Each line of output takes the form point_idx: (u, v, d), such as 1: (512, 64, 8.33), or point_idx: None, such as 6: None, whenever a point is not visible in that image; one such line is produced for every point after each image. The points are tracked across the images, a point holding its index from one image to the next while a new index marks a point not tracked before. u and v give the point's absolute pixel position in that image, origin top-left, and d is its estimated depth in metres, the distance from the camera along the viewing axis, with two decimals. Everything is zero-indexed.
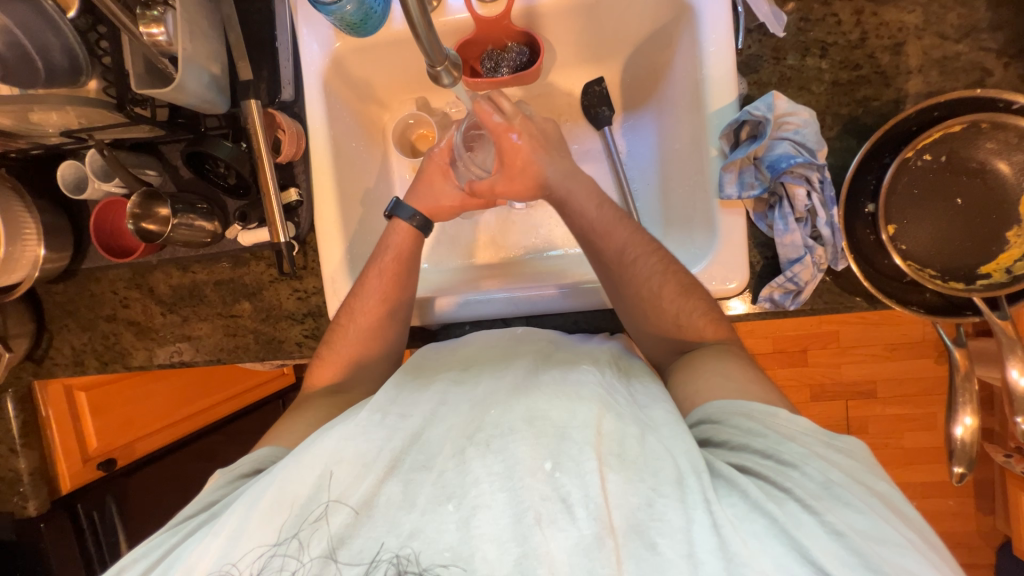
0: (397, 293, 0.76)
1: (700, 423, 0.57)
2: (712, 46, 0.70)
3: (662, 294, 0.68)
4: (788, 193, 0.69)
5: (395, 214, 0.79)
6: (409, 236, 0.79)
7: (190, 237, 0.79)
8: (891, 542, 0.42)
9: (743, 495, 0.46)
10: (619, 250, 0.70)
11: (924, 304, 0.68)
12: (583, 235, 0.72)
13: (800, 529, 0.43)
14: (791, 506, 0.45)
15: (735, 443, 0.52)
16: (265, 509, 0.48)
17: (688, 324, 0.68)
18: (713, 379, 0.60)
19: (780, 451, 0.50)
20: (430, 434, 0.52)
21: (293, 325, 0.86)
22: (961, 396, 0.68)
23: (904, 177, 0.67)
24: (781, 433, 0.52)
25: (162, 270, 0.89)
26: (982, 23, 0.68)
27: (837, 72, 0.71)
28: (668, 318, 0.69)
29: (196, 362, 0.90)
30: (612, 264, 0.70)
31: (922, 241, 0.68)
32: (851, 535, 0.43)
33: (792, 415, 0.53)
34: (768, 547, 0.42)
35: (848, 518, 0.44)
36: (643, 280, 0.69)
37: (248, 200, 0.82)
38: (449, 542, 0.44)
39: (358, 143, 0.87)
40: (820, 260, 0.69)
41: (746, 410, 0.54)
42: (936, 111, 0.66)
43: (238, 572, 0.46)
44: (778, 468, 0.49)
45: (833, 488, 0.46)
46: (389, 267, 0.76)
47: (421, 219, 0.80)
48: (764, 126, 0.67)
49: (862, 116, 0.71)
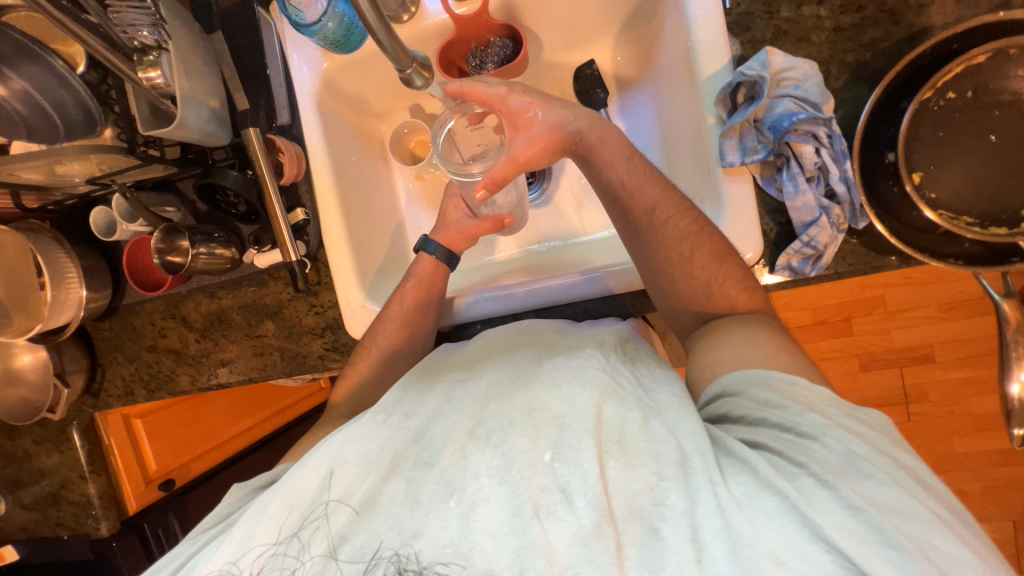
0: (418, 315, 0.79)
1: (716, 398, 0.55)
2: (699, 10, 0.68)
3: (693, 260, 0.66)
4: (795, 152, 0.65)
5: (423, 249, 0.82)
6: (437, 267, 0.82)
7: (211, 264, 0.84)
8: (916, 516, 0.41)
9: (754, 473, 0.44)
10: (650, 212, 0.67)
11: (963, 255, 0.62)
12: (611, 192, 0.69)
13: (814, 505, 0.41)
14: (805, 481, 0.43)
15: (752, 417, 0.50)
16: (275, 513, 0.50)
17: (720, 295, 0.66)
18: (737, 348, 0.58)
19: (800, 424, 0.47)
20: (434, 431, 0.52)
21: (314, 339, 0.89)
22: (1013, 350, 0.62)
23: (925, 120, 0.62)
24: (801, 403, 0.49)
25: (193, 298, 0.94)
26: None
27: (838, 17, 0.66)
28: (696, 288, 0.67)
29: (230, 382, 0.95)
30: (640, 225, 0.68)
31: (952, 187, 0.62)
32: (872, 511, 0.40)
33: (813, 384, 0.51)
34: (777, 523, 0.41)
35: (870, 492, 0.42)
36: (673, 245, 0.66)
37: (259, 224, 0.86)
38: (450, 539, 0.44)
39: (356, 158, 0.89)
40: (838, 220, 0.65)
41: (763, 377, 0.52)
42: (954, 44, 0.60)
43: (239, 570, 0.48)
44: (798, 441, 0.46)
45: (856, 460, 0.44)
46: (410, 293, 0.79)
47: (445, 252, 0.82)
48: (761, 85, 0.64)
49: (871, 60, 0.66)
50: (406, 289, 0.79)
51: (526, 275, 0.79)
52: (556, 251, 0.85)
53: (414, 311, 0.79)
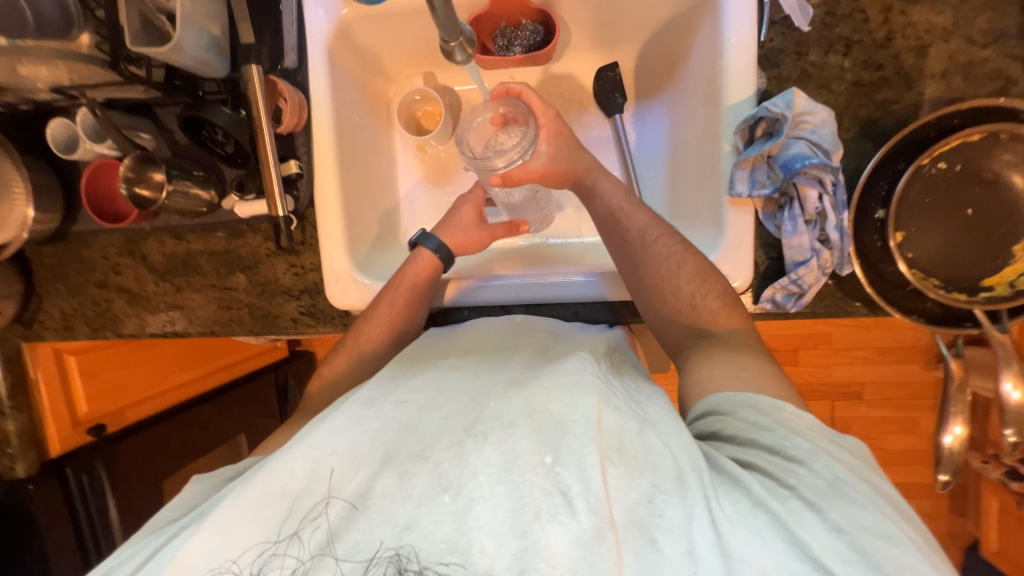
0: (407, 314, 0.76)
1: (705, 414, 0.57)
2: (735, 37, 0.68)
3: (680, 273, 0.67)
4: (799, 195, 0.67)
5: (422, 244, 0.78)
6: (428, 264, 0.78)
7: (184, 205, 0.77)
8: (893, 538, 0.44)
9: (745, 492, 0.47)
10: (641, 232, 0.69)
11: (925, 313, 0.68)
12: (609, 220, 0.71)
13: (801, 525, 0.44)
14: (794, 503, 0.46)
15: (742, 437, 0.52)
16: (255, 502, 0.48)
17: (703, 305, 0.66)
18: (727, 368, 0.59)
19: (786, 447, 0.50)
20: (425, 421, 0.52)
21: (289, 301, 0.85)
22: (953, 406, 0.69)
23: (917, 184, 0.67)
24: (789, 427, 0.51)
25: (155, 237, 0.87)
26: (1011, 29, 0.65)
27: (859, 72, 0.68)
28: (682, 297, 0.67)
29: (189, 333, 0.89)
30: (632, 243, 0.69)
31: (927, 251, 0.67)
32: (853, 533, 0.44)
33: (799, 410, 0.53)
34: (767, 542, 0.43)
35: (852, 515, 0.45)
36: (660, 260, 0.68)
37: (246, 169, 0.80)
38: (445, 534, 0.44)
39: (359, 118, 0.84)
40: (826, 264, 0.67)
41: (755, 403, 0.53)
42: (955, 119, 0.65)
43: (239, 568, 0.46)
44: (786, 464, 0.49)
45: (839, 485, 0.47)
46: (401, 293, 0.76)
47: (446, 251, 0.78)
48: (781, 124, 0.66)
49: (881, 119, 0.69)
50: (398, 279, 0.76)
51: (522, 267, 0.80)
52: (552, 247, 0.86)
53: (405, 307, 0.76)
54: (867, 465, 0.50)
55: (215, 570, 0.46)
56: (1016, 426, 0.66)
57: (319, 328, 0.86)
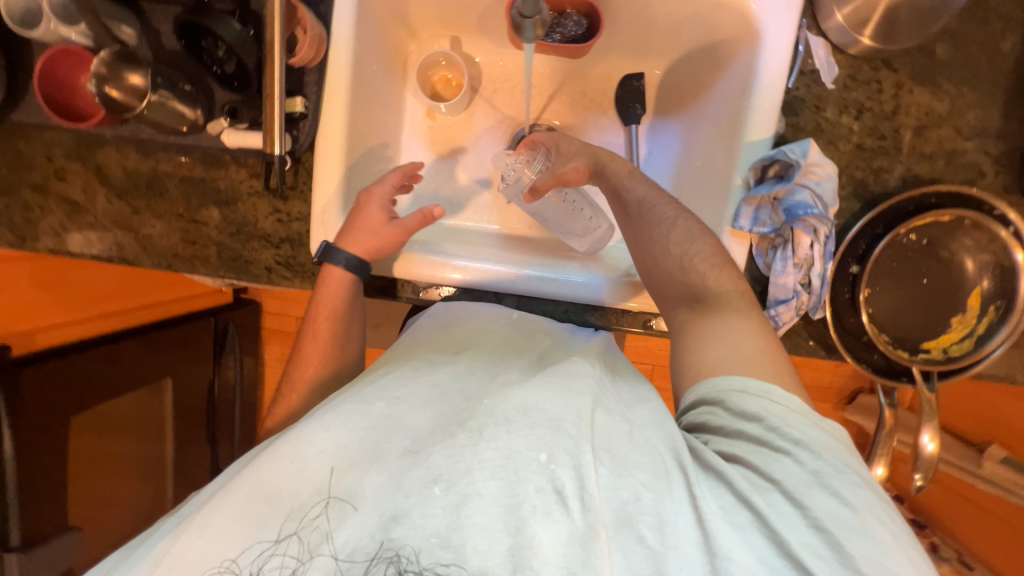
0: (340, 335, 0.78)
1: (694, 401, 0.55)
2: (766, 77, 0.72)
3: (668, 236, 0.67)
4: (794, 238, 0.71)
5: (329, 259, 0.74)
6: (342, 286, 0.76)
7: (162, 118, 0.69)
8: (871, 535, 0.43)
9: (728, 486, 0.47)
10: (641, 202, 0.71)
11: (871, 365, 0.76)
12: (614, 190, 0.74)
13: (780, 521, 0.45)
14: (775, 497, 0.46)
15: (729, 427, 0.51)
16: (237, 504, 0.47)
17: (693, 268, 0.65)
18: (719, 346, 0.57)
19: (773, 438, 0.49)
20: (411, 419, 0.53)
21: (265, 248, 0.78)
22: (880, 449, 0.78)
23: (890, 249, 0.74)
24: (775, 413, 0.50)
25: (115, 148, 0.77)
26: (991, 129, 0.73)
27: (864, 137, 0.74)
28: (671, 258, 0.67)
29: (139, 263, 0.79)
30: (631, 215, 0.72)
31: (884, 309, 0.75)
32: (832, 530, 0.44)
33: (787, 393, 0.51)
34: (747, 538, 0.44)
35: (831, 509, 0.45)
36: (655, 224, 0.69)
37: (243, 96, 0.73)
38: (436, 528, 0.44)
39: (376, 69, 0.81)
40: (802, 306, 0.73)
41: (743, 386, 0.52)
42: (933, 198, 0.72)
43: (239, 568, 0.44)
44: (771, 456, 0.48)
45: (822, 478, 0.46)
46: (323, 321, 0.77)
47: (357, 262, 0.73)
48: (793, 169, 0.70)
49: (872, 184, 0.75)
50: (319, 307, 0.77)
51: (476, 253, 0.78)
52: (547, 244, 0.88)
53: (336, 332, 0.78)
54: (851, 452, 0.49)
55: (214, 571, 0.44)
56: (925, 472, 0.76)
57: (295, 282, 0.80)
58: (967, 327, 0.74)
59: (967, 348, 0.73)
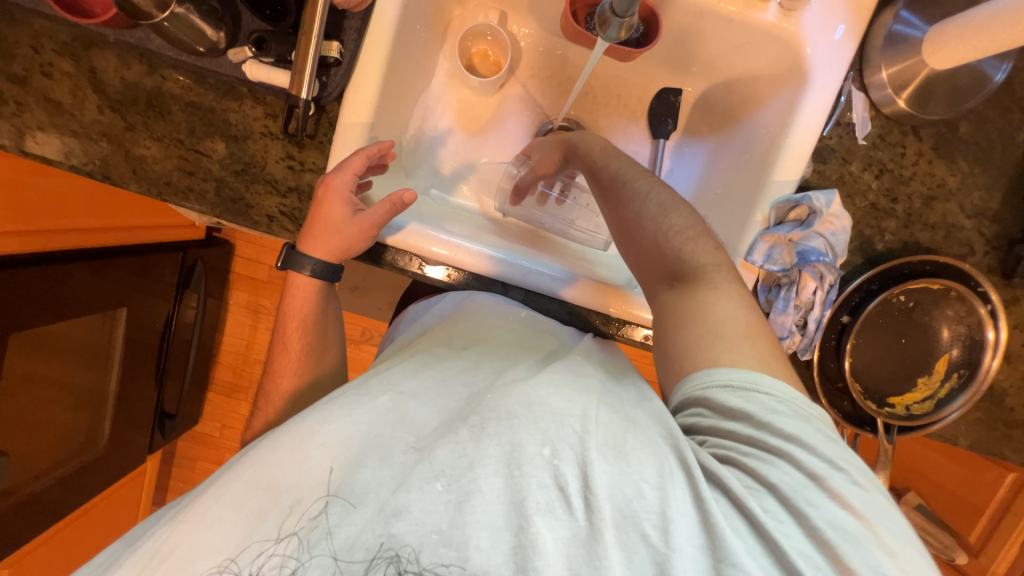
0: (312, 346, 0.76)
1: (683, 402, 0.54)
2: (804, 121, 0.73)
3: (642, 211, 0.63)
4: (800, 282, 0.74)
5: (295, 266, 0.73)
6: (309, 292, 0.75)
7: (181, 33, 0.63)
8: (864, 540, 0.43)
9: (726, 492, 0.47)
10: (616, 176, 0.68)
11: (842, 410, 0.81)
12: (594, 169, 0.71)
13: (777, 528, 0.45)
14: (770, 502, 0.46)
15: (719, 428, 0.50)
16: (236, 496, 0.48)
17: (669, 242, 0.60)
18: (700, 329, 0.54)
19: (764, 437, 0.48)
20: (414, 412, 0.53)
21: (271, 195, 0.73)
22: None
23: (880, 307, 0.78)
24: (761, 408, 0.49)
25: (117, 53, 0.70)
26: (990, 211, 0.78)
27: (879, 197, 0.77)
28: (646, 235, 0.62)
29: (126, 185, 0.72)
30: (610, 189, 0.68)
31: (863, 361, 0.80)
32: (827, 535, 0.44)
33: (772, 382, 0.50)
34: (748, 544, 0.44)
35: (825, 513, 0.44)
36: (632, 197, 0.65)
37: (274, 28, 0.68)
38: (437, 524, 0.44)
39: (418, 29, 0.76)
40: (792, 346, 0.77)
41: (726, 380, 0.50)
42: (928, 266, 0.76)
43: (238, 568, 0.45)
44: (763, 458, 0.48)
45: (814, 481, 0.46)
46: (292, 335, 0.75)
47: (324, 268, 0.73)
48: (815, 217, 0.73)
49: (877, 243, 0.78)
50: (285, 320, 0.75)
51: (466, 235, 0.75)
52: (536, 236, 0.86)
53: (307, 348, 0.76)
54: (840, 439, 0.48)
55: (213, 569, 0.45)
56: None
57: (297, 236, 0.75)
58: (929, 390, 0.80)
59: (927, 409, 0.79)
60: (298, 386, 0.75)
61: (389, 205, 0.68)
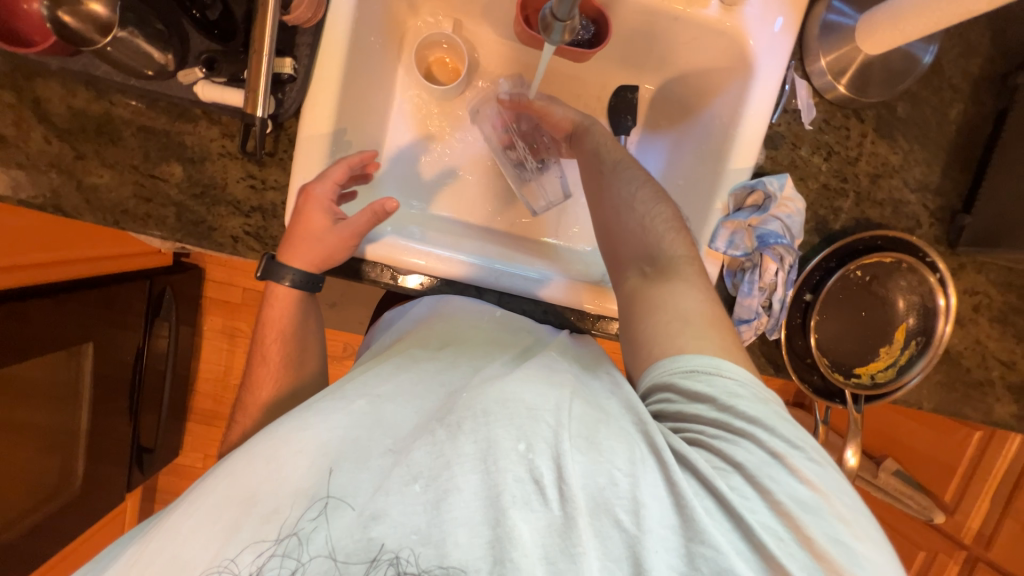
0: (295, 352, 0.74)
1: (650, 388, 0.56)
2: (754, 109, 0.76)
3: (636, 196, 0.66)
4: (762, 264, 0.76)
5: (274, 275, 0.71)
6: (289, 299, 0.73)
7: (127, 58, 0.62)
8: (824, 511, 0.46)
9: (694, 472, 0.49)
10: (617, 162, 0.70)
11: (811, 384, 0.84)
12: (591, 154, 0.73)
13: (743, 504, 0.47)
14: (736, 479, 0.48)
15: (685, 411, 0.52)
16: (213, 508, 0.48)
17: (653, 228, 0.64)
18: (670, 318, 0.57)
19: (728, 418, 0.50)
20: (392, 413, 0.53)
21: (234, 215, 0.72)
22: None
23: (839, 283, 0.81)
24: (725, 391, 0.51)
25: (61, 82, 0.68)
26: (932, 185, 0.82)
27: (829, 178, 0.81)
28: (633, 217, 0.65)
29: (79, 216, 0.70)
30: (604, 175, 0.70)
31: (828, 335, 0.83)
32: (791, 509, 0.46)
33: (733, 368, 0.53)
34: (716, 521, 0.46)
35: (787, 487, 0.47)
36: (625, 183, 0.67)
37: (225, 47, 0.67)
38: (417, 525, 0.46)
39: (373, 40, 0.77)
40: (760, 326, 0.79)
41: (692, 365, 0.53)
42: (879, 241, 0.80)
43: (238, 569, 0.46)
44: (728, 438, 0.50)
45: (777, 457, 0.48)
46: (272, 343, 0.73)
47: (305, 277, 0.72)
48: (769, 201, 0.75)
49: (831, 222, 0.82)
50: (266, 327, 0.74)
51: (447, 243, 0.76)
52: (513, 239, 0.88)
53: (288, 356, 0.73)
54: (796, 421, 0.51)
55: (215, 570, 0.46)
56: None
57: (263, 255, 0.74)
58: (892, 357, 0.83)
59: (890, 376, 0.83)
60: (278, 395, 0.72)
61: (370, 213, 0.68)
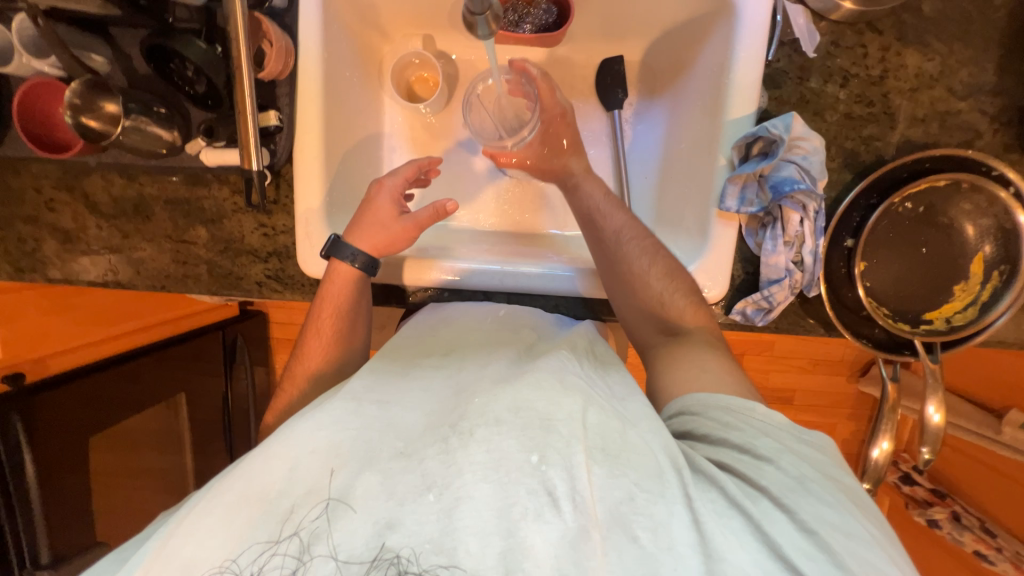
0: (344, 336, 0.73)
1: (678, 414, 0.59)
2: (744, 51, 0.70)
3: (650, 272, 0.70)
4: (783, 217, 0.70)
5: (336, 254, 0.72)
6: (348, 281, 0.73)
7: (139, 143, 0.70)
8: (857, 534, 0.46)
9: (721, 490, 0.48)
10: (618, 231, 0.73)
11: (872, 339, 0.75)
12: (587, 214, 0.75)
13: (770, 524, 0.46)
14: (765, 503, 0.48)
15: (715, 436, 0.54)
16: (229, 507, 0.49)
17: (672, 305, 0.69)
18: (698, 369, 0.62)
19: (756, 446, 0.53)
20: (406, 418, 0.54)
21: (255, 262, 0.79)
22: (884, 424, 0.76)
23: (885, 220, 0.71)
24: (757, 427, 0.54)
25: (101, 175, 0.78)
26: (986, 86, 0.70)
27: (852, 105, 0.72)
28: (651, 296, 0.69)
29: (134, 286, 0.81)
30: (608, 243, 0.72)
31: (884, 281, 0.73)
32: (820, 533, 0.45)
33: (768, 411, 0.56)
34: (739, 537, 0.45)
35: (818, 512, 0.47)
36: (635, 256, 0.70)
37: (217, 113, 0.73)
38: (429, 534, 0.46)
39: (349, 75, 0.80)
40: (796, 284, 0.72)
41: (725, 402, 0.57)
42: (926, 164, 0.70)
43: (239, 569, 0.46)
44: (753, 462, 0.51)
45: (806, 483, 0.49)
46: (326, 325, 0.72)
47: (366, 259, 0.72)
48: (777, 146, 0.68)
49: (863, 153, 0.72)
50: (320, 304, 0.73)
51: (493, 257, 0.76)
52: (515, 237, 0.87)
53: (338, 335, 0.73)
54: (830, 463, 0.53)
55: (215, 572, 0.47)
56: (933, 445, 0.73)
57: (286, 295, 0.80)
58: (971, 294, 0.71)
59: (970, 317, 0.71)
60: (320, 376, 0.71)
61: (433, 211, 0.74)
